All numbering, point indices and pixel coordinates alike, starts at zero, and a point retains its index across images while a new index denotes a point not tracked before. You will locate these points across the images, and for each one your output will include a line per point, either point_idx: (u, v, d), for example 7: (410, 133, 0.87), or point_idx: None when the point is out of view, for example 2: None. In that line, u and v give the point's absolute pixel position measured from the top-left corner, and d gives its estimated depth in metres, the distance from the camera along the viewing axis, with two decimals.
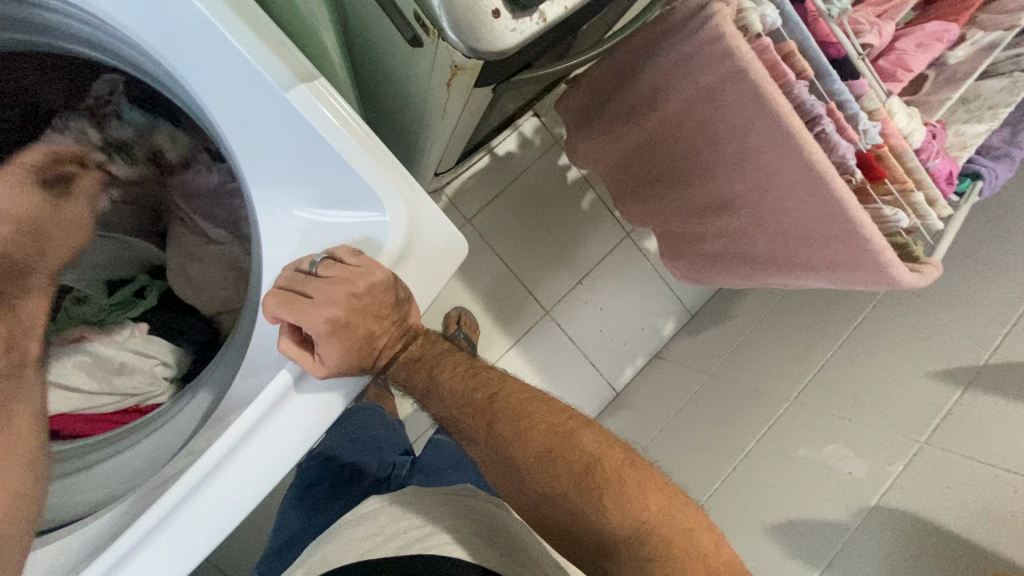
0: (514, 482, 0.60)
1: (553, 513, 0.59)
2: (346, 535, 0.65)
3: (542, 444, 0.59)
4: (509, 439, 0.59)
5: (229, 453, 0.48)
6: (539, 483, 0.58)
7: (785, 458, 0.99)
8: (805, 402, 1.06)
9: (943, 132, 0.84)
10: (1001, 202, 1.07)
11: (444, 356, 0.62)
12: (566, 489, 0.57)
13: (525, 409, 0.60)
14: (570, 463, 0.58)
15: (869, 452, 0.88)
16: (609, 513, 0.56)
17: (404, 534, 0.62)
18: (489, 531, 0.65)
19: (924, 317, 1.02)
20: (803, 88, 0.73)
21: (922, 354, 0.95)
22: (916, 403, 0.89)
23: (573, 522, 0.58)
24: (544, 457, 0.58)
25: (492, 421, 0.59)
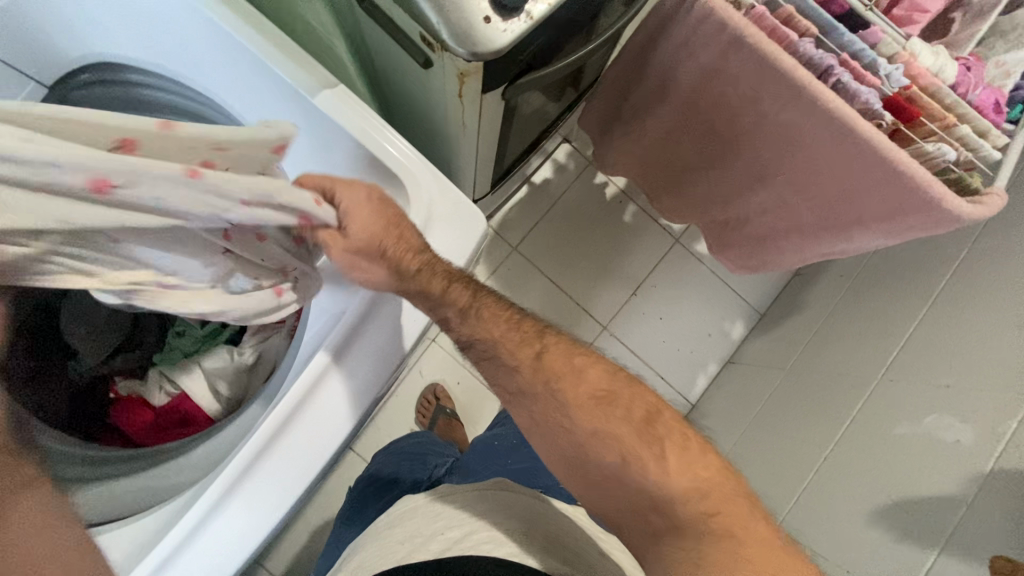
0: (563, 428, 0.62)
1: (597, 460, 0.61)
2: (386, 535, 0.68)
3: (600, 386, 0.61)
4: (560, 391, 0.61)
5: (284, 422, 0.56)
6: (594, 422, 0.60)
7: (882, 439, 0.90)
8: (895, 376, 0.97)
9: (978, 64, 0.81)
10: None
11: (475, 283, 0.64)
12: (623, 434, 0.59)
13: (580, 351, 0.64)
14: (621, 413, 0.60)
15: (974, 416, 0.79)
16: (649, 454, 0.58)
17: (442, 534, 0.64)
18: (529, 526, 0.66)
19: (1015, 265, 0.92)
20: (807, 44, 0.73)
21: (1020, 303, 0.86)
22: (1021, 354, 0.80)
23: (627, 472, 0.59)
24: (602, 402, 0.61)
25: (544, 372, 0.62)
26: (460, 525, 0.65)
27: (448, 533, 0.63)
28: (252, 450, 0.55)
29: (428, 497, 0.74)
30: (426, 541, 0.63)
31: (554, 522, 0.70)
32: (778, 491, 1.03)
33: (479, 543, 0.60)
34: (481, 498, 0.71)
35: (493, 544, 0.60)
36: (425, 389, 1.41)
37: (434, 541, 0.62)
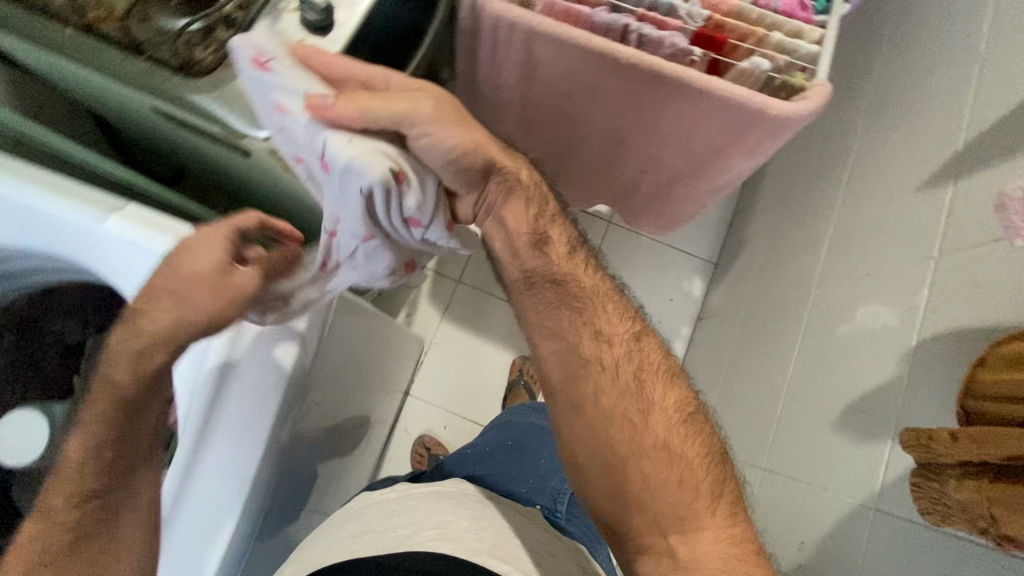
0: (634, 421, 0.61)
1: (642, 458, 0.59)
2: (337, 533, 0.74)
3: (681, 403, 0.63)
4: (648, 391, 0.63)
5: (186, 479, 0.59)
6: (665, 431, 0.61)
7: (827, 347, 0.89)
8: (829, 278, 0.97)
9: None
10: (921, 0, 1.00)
11: (574, 256, 0.68)
12: (688, 455, 0.60)
13: (665, 390, 0.64)
14: (688, 429, 0.62)
15: (893, 296, 0.79)
16: (703, 470, 0.59)
17: (397, 529, 0.71)
18: (477, 522, 0.72)
19: (897, 138, 0.92)
20: (599, 13, 0.77)
21: (910, 172, 0.86)
22: (918, 223, 0.80)
23: (678, 488, 0.58)
24: (685, 424, 0.62)
25: (639, 370, 0.64)
26: (411, 523, 0.72)
27: (398, 529, 0.71)
28: (183, 467, 0.60)
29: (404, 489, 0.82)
30: (377, 538, 0.70)
31: (502, 528, 0.74)
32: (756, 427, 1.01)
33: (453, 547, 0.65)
34: (438, 496, 0.78)
35: (438, 544, 0.66)
36: (414, 442, 1.42)
37: (384, 538, 0.70)
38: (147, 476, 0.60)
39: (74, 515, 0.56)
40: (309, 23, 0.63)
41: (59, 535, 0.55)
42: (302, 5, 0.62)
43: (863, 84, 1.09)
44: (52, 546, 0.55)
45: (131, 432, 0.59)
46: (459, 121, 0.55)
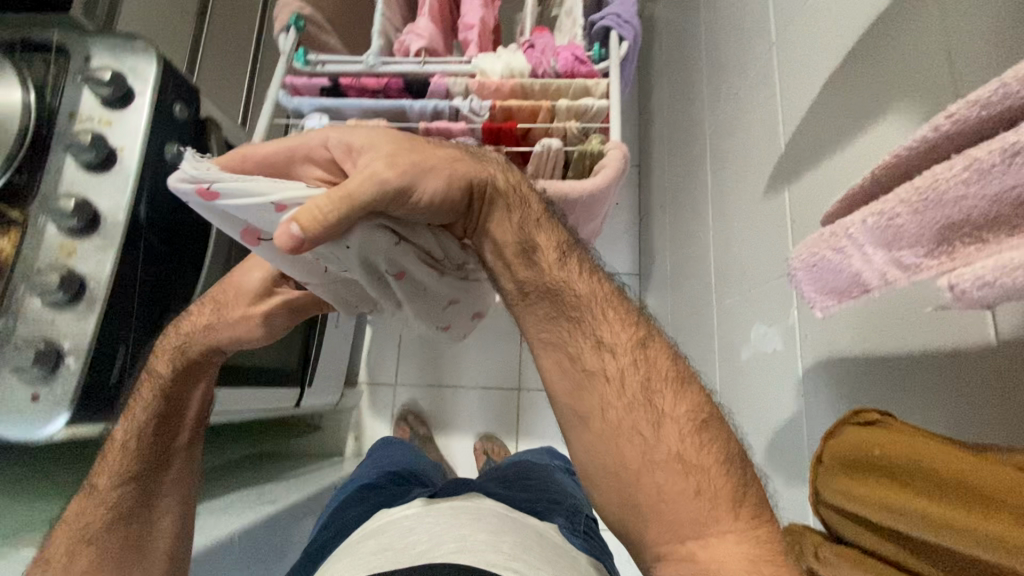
0: (640, 434, 0.42)
1: (626, 463, 0.42)
2: (354, 551, 0.63)
3: (704, 412, 0.43)
4: (652, 400, 0.43)
5: None
6: (665, 441, 0.42)
7: (739, 371, 0.85)
8: (724, 296, 0.93)
9: (540, 36, 0.79)
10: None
11: (567, 264, 0.46)
12: (708, 467, 0.41)
13: (682, 393, 0.43)
14: (718, 450, 0.41)
15: (773, 315, 0.75)
16: (722, 474, 0.41)
17: (410, 543, 0.61)
18: (496, 536, 0.62)
19: (741, 140, 0.89)
20: None
21: (756, 175, 0.82)
22: (773, 232, 0.76)
23: (698, 512, 0.40)
24: (702, 436, 0.42)
25: (647, 378, 0.43)
26: (433, 536, 0.62)
27: (413, 539, 0.62)
28: None
29: (425, 504, 0.71)
30: (397, 556, 0.58)
31: (522, 539, 0.64)
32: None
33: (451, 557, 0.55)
34: (454, 512, 0.67)
35: (460, 555, 0.57)
36: None
37: (400, 553, 0.58)
38: (184, 463, 0.69)
39: (117, 496, 0.62)
40: (104, 99, 0.62)
41: (101, 503, 0.62)
42: (72, 149, 0.60)
43: (708, 83, 1.06)
44: (94, 513, 0.62)
45: (183, 390, 0.66)
46: (443, 167, 0.42)
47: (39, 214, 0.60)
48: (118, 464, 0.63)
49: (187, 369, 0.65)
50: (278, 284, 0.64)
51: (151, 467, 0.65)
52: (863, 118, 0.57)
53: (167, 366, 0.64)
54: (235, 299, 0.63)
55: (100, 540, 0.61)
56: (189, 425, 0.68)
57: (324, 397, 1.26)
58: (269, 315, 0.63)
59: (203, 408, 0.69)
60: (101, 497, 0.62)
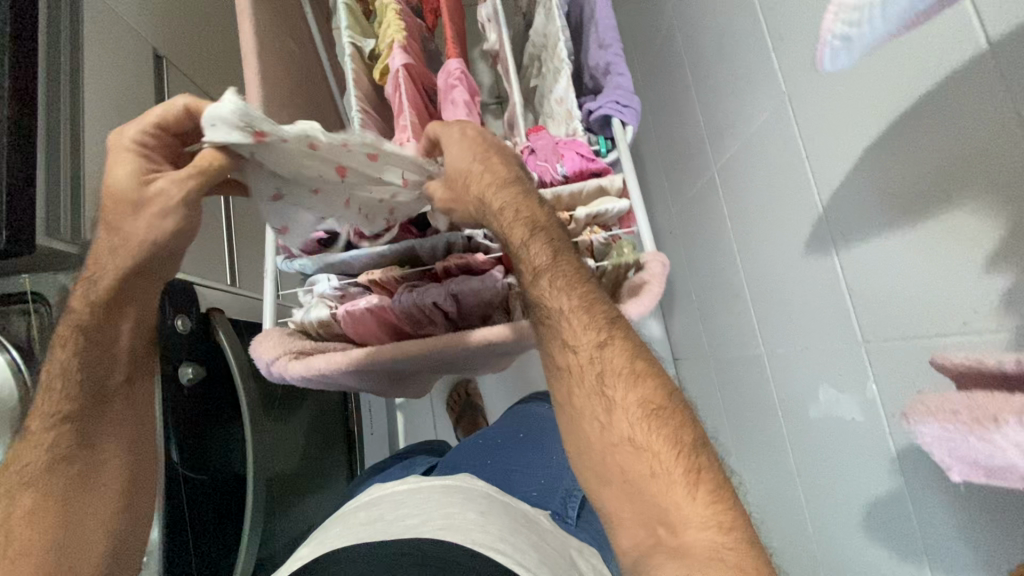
0: (599, 420, 0.51)
1: (594, 443, 0.52)
2: (346, 521, 0.72)
3: (658, 400, 0.50)
4: (604, 386, 0.51)
5: None
6: (629, 428, 0.49)
7: (809, 427, 0.81)
8: (775, 347, 0.88)
9: (538, 136, 0.74)
10: (705, 35, 0.93)
11: (557, 265, 0.56)
12: (657, 448, 0.48)
13: (641, 379, 0.51)
14: (677, 432, 0.49)
15: (844, 381, 0.71)
16: (673, 455, 0.48)
17: (405, 520, 0.68)
18: (484, 517, 0.70)
19: (763, 186, 0.84)
20: (401, 301, 0.69)
21: (789, 229, 0.78)
22: (824, 295, 0.72)
23: (647, 485, 0.48)
24: (653, 415, 0.49)
25: (602, 372, 0.52)
26: (423, 513, 0.70)
27: (407, 521, 0.68)
28: None
29: (417, 482, 0.81)
30: (388, 526, 0.68)
31: (507, 524, 0.72)
32: (780, 514, 0.93)
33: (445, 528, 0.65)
34: (445, 491, 0.76)
35: (447, 533, 0.64)
36: None
37: (394, 526, 0.67)
38: (124, 400, 0.61)
39: (50, 437, 0.56)
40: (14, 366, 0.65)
41: (39, 443, 0.56)
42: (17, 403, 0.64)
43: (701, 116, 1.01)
44: (31, 456, 0.56)
45: (105, 334, 0.57)
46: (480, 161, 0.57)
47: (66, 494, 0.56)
48: (48, 406, 0.56)
49: (125, 286, 0.55)
50: (153, 168, 0.50)
51: (87, 415, 0.58)
52: (924, 202, 0.53)
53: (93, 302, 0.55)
54: (131, 215, 0.51)
55: (42, 480, 0.56)
56: (125, 357, 0.60)
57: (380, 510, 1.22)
58: (160, 196, 0.49)
59: (146, 331, 0.61)
60: (36, 438, 0.56)
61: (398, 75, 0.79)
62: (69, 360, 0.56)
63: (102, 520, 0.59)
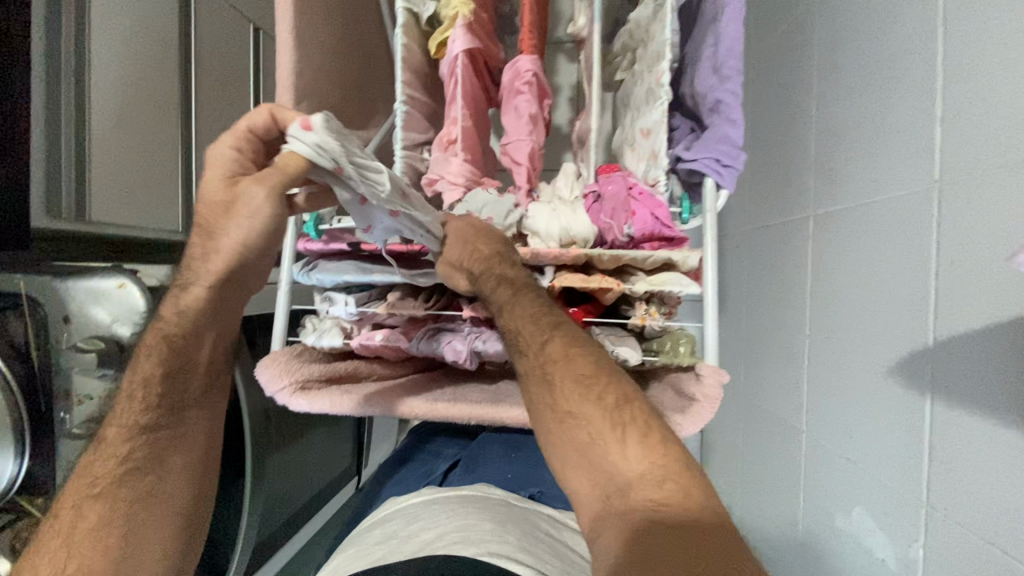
0: (548, 401, 0.50)
1: (554, 439, 0.49)
2: (361, 541, 0.60)
3: (589, 372, 0.50)
4: (550, 374, 0.50)
5: None
6: (569, 400, 0.49)
7: (824, 527, 0.77)
8: (812, 434, 0.81)
9: (609, 179, 0.61)
10: (848, 48, 0.73)
11: (515, 293, 0.54)
12: (595, 416, 0.47)
13: (576, 357, 0.51)
14: (602, 393, 0.48)
15: (883, 518, 0.65)
16: (602, 416, 0.47)
17: (418, 537, 0.56)
18: (504, 526, 0.56)
19: (854, 269, 0.71)
20: (420, 346, 0.64)
21: (874, 332, 0.67)
22: (894, 427, 0.63)
23: (587, 452, 0.47)
24: (590, 383, 0.49)
25: (546, 363, 0.51)
26: (439, 526, 0.57)
27: (421, 537, 0.55)
28: None
29: (433, 492, 0.67)
30: (401, 544, 0.55)
31: (528, 531, 0.58)
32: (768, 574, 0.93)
33: (457, 544, 0.51)
34: (460, 501, 0.62)
35: (460, 547, 0.51)
36: None
37: (405, 546, 0.55)
38: (200, 417, 0.54)
39: (127, 447, 0.50)
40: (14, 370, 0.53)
41: (114, 454, 0.50)
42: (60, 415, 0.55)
43: (801, 146, 0.84)
44: (103, 467, 0.50)
45: (191, 347, 0.52)
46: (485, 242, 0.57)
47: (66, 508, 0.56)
48: (128, 412, 0.51)
49: (212, 297, 0.51)
50: (245, 172, 0.46)
51: (166, 424, 0.52)
52: None
53: (186, 308, 0.51)
54: (220, 216, 0.47)
55: (112, 493, 0.49)
56: (203, 370, 0.54)
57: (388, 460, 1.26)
58: (248, 191, 0.44)
59: (229, 339, 0.56)
60: (113, 449, 0.50)
61: (456, 61, 0.65)
62: (151, 370, 0.52)
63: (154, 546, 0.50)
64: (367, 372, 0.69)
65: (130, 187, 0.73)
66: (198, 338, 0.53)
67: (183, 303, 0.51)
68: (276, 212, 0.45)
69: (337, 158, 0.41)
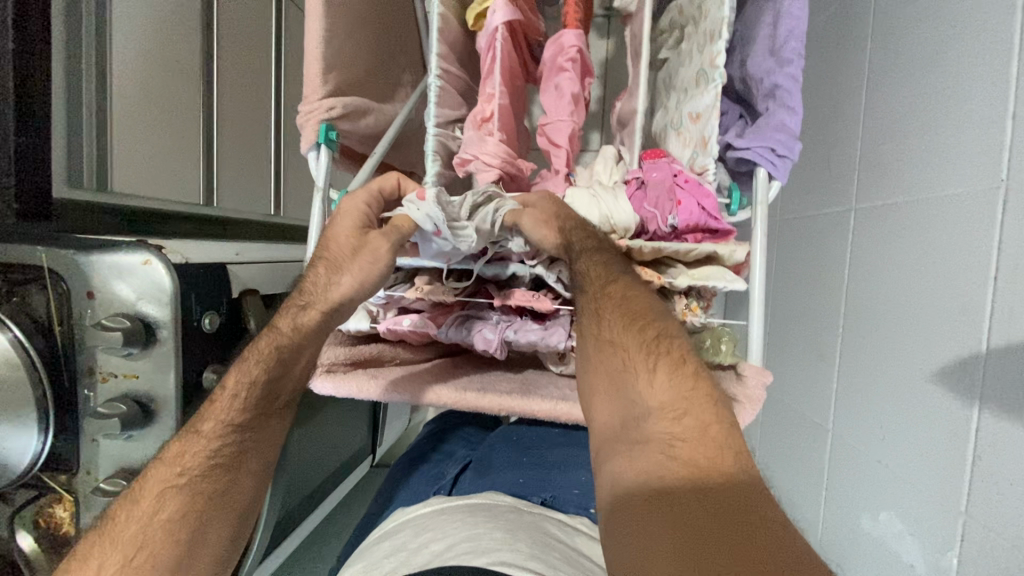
0: (592, 333, 0.49)
1: (593, 365, 0.48)
2: (370, 554, 0.59)
3: (640, 312, 0.47)
4: (597, 309, 0.49)
5: None
6: (612, 335, 0.47)
7: (849, 530, 0.76)
8: (839, 434, 0.79)
9: (654, 166, 0.58)
10: (907, 33, 0.69)
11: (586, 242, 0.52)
12: (633, 349, 0.45)
13: (631, 297, 0.48)
14: (643, 326, 0.46)
15: (916, 526, 0.64)
16: (640, 348, 0.45)
17: (427, 548, 0.55)
18: (514, 535, 0.56)
19: (900, 267, 0.68)
20: (449, 334, 0.62)
21: (919, 334, 0.64)
22: (935, 433, 0.62)
23: (619, 382, 0.45)
24: (637, 323, 0.47)
25: (596, 298, 0.50)
26: (448, 537, 0.56)
27: (430, 547, 0.55)
28: None
29: (442, 501, 0.66)
30: (411, 556, 0.54)
31: (540, 539, 0.57)
32: None
33: (465, 554, 0.51)
34: (470, 510, 0.62)
35: (470, 557, 0.50)
36: None
37: (415, 557, 0.54)
38: (279, 425, 0.56)
39: (220, 442, 0.51)
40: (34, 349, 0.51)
41: (203, 449, 0.51)
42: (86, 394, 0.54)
43: (846, 136, 0.80)
44: (193, 458, 0.50)
45: (293, 359, 0.56)
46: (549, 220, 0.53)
47: (90, 488, 0.55)
48: (229, 410, 0.52)
49: (325, 317, 0.56)
50: (369, 224, 0.56)
51: (254, 428, 0.54)
52: None
53: (301, 327, 0.55)
54: (347, 258, 0.54)
55: (194, 484, 0.50)
56: (294, 379, 0.57)
57: (400, 440, 1.26)
58: (384, 240, 0.54)
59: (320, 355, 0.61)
60: (202, 444, 0.51)
61: (496, 34, 0.62)
62: (255, 374, 0.54)
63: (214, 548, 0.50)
64: (392, 356, 0.67)
65: (155, 158, 0.72)
66: (305, 348, 0.57)
67: (296, 314, 0.56)
68: (392, 258, 0.54)
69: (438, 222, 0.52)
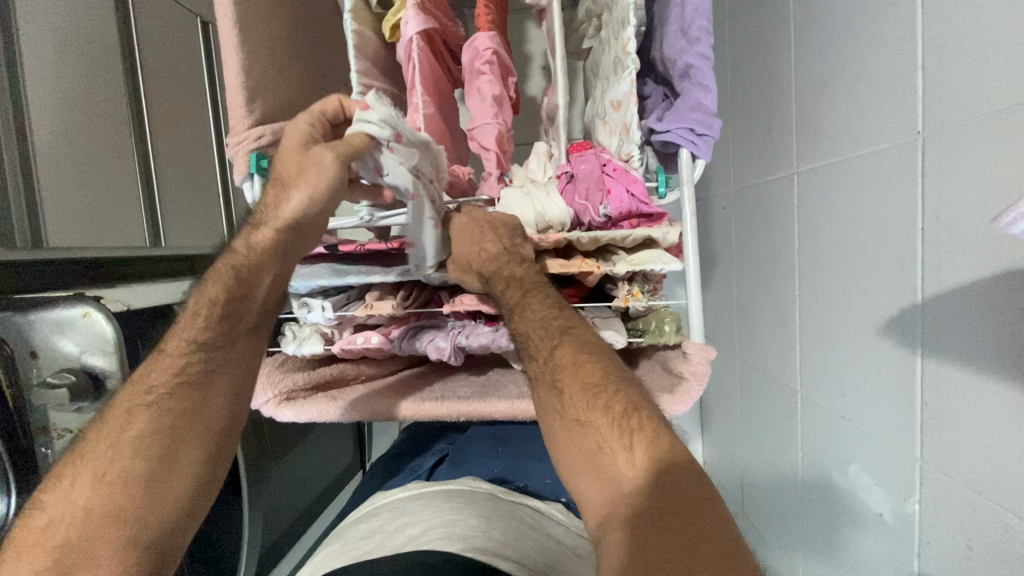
0: (555, 407, 0.48)
1: (563, 444, 0.47)
2: (346, 537, 0.60)
3: (596, 376, 0.46)
4: (559, 376, 0.48)
5: None
6: (571, 403, 0.46)
7: (823, 487, 0.78)
8: (807, 395, 0.80)
9: (582, 156, 0.59)
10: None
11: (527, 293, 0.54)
12: (598, 422, 0.44)
13: (585, 357, 0.48)
14: (609, 401, 0.44)
15: (879, 474, 0.66)
16: (604, 418, 0.44)
17: (403, 532, 0.56)
18: (488, 522, 0.57)
19: (841, 226, 0.69)
20: (404, 347, 0.63)
21: (865, 290, 0.65)
22: (886, 384, 0.63)
23: (595, 460, 0.43)
24: (593, 387, 0.46)
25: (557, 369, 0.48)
26: (424, 521, 0.57)
27: (406, 532, 0.56)
28: None
29: (421, 486, 0.67)
30: (386, 540, 0.56)
31: (512, 526, 0.58)
32: (771, 532, 0.95)
33: (436, 540, 0.52)
34: (448, 496, 0.63)
35: (441, 544, 0.51)
36: None
37: (390, 541, 0.55)
38: (249, 347, 0.53)
39: (186, 360, 0.49)
40: None
41: (171, 367, 0.49)
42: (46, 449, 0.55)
43: (783, 101, 0.81)
44: (160, 376, 0.48)
45: (256, 283, 0.52)
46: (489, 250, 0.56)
47: None
48: (193, 328, 0.50)
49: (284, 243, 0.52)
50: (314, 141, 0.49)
51: (220, 347, 0.51)
52: None
53: (256, 246, 0.52)
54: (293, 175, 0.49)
55: (161, 403, 0.47)
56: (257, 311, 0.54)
57: None
58: (321, 154, 0.46)
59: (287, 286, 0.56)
60: (170, 361, 0.49)
61: (412, 44, 0.62)
62: (219, 295, 0.51)
63: (188, 481, 0.46)
64: (354, 373, 0.68)
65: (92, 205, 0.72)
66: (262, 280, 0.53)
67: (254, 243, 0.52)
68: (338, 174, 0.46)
69: (396, 126, 0.47)
